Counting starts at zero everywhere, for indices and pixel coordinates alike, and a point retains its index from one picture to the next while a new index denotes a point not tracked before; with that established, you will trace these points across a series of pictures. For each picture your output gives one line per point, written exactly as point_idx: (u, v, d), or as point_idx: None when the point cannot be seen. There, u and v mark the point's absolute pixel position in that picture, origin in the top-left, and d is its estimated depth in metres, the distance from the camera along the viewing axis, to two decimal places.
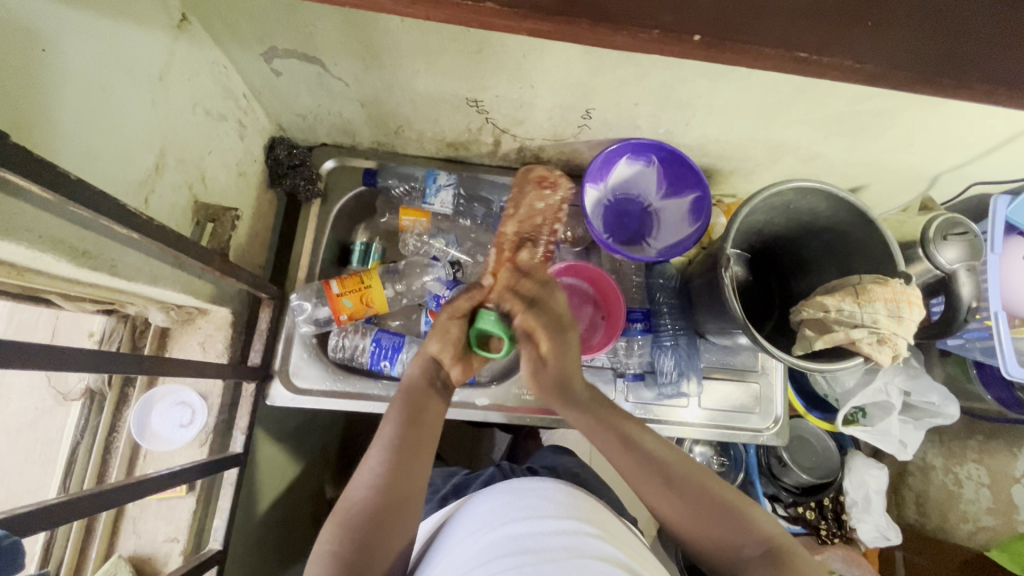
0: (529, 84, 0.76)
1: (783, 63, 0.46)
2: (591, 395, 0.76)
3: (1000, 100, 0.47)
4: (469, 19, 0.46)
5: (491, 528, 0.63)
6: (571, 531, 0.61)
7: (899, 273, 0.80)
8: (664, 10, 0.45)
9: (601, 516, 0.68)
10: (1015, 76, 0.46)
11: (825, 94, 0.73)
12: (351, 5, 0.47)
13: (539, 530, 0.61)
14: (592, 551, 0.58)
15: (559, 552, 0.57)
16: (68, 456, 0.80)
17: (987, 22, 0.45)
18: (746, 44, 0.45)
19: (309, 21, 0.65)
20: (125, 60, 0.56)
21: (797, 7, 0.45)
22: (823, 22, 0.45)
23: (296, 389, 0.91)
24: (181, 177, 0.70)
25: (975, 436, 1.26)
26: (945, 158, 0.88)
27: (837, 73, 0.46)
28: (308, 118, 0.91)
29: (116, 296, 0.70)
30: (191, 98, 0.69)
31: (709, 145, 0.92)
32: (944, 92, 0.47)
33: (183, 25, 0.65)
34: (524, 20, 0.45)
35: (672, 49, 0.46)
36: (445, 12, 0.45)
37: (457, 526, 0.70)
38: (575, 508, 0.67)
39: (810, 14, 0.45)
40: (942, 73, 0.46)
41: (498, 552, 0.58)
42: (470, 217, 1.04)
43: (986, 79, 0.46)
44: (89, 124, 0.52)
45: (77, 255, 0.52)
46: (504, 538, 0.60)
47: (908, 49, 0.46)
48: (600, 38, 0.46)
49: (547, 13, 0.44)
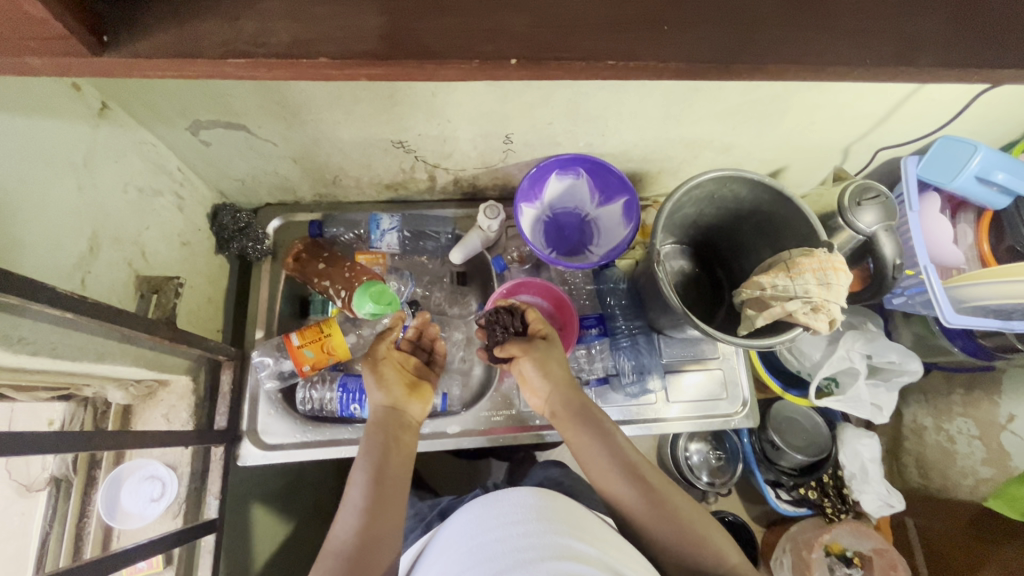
0: (446, 119, 0.81)
1: (596, 73, 0.48)
2: (579, 397, 0.81)
3: (828, 75, 0.50)
4: (307, 74, 0.47)
5: (462, 546, 0.59)
6: (542, 533, 0.57)
7: (822, 243, 0.84)
8: (481, 42, 0.47)
9: (577, 513, 0.63)
10: (839, 50, 0.50)
11: (718, 90, 0.78)
12: (195, 73, 0.47)
13: (510, 535, 0.57)
14: (562, 551, 0.54)
15: (530, 557, 0.53)
16: (38, 549, 0.79)
17: (775, 14, 0.50)
18: (559, 61, 0.47)
19: (224, 92, 0.70)
20: (44, 152, 0.59)
21: (601, 26, 0.48)
22: (625, 36, 0.48)
23: (267, 445, 0.91)
24: (119, 255, 0.72)
25: (956, 389, 1.28)
26: (849, 131, 0.93)
27: (656, 74, 0.49)
28: (246, 181, 0.95)
29: (70, 379, 0.72)
30: (120, 179, 0.72)
31: (632, 151, 0.96)
32: (747, 75, 0.50)
33: (104, 112, 0.69)
34: (356, 69, 0.47)
35: (498, 74, 0.48)
36: (286, 70, 0.47)
37: (433, 550, 0.65)
38: (548, 508, 0.62)
39: (616, 29, 0.48)
40: (743, 58, 0.49)
41: (467, 565, 0.55)
42: (422, 253, 1.09)
43: (787, 58, 0.49)
44: (14, 214, 0.55)
45: (12, 343, 0.54)
46: (475, 552, 0.56)
47: (700, 44, 0.49)
48: (434, 75, 0.48)
49: (374, 59, 0.46)
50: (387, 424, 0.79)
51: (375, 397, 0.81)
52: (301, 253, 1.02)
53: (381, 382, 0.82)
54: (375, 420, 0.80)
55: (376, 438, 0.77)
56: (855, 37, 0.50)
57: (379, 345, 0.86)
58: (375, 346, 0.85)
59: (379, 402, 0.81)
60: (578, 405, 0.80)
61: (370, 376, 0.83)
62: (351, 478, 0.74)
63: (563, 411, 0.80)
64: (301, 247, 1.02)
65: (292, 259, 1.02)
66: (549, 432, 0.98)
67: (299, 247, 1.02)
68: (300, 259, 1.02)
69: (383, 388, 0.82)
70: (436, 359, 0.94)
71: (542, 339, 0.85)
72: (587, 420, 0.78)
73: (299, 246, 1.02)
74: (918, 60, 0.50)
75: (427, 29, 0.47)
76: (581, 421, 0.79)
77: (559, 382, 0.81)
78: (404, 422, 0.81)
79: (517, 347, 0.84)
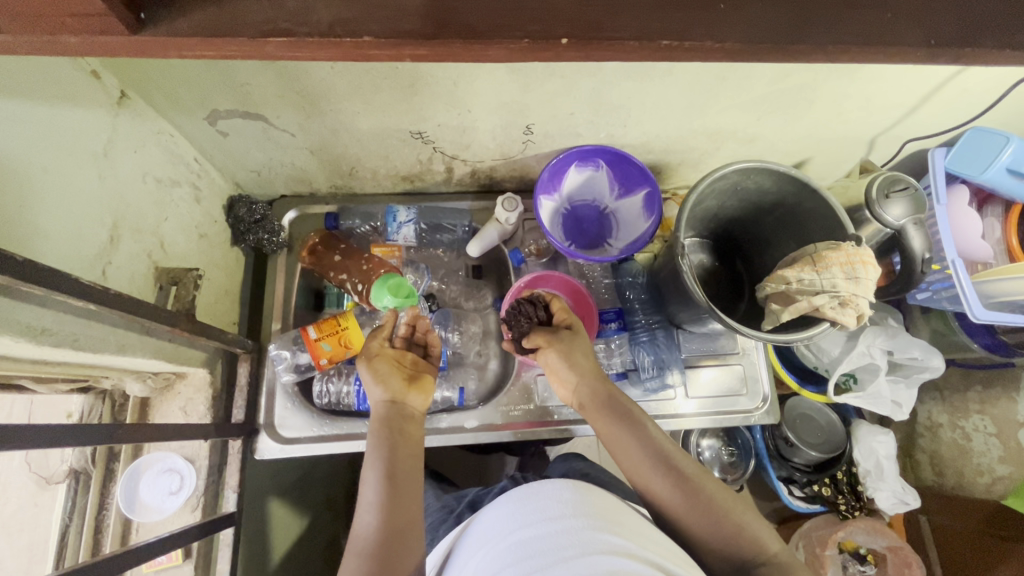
0: (467, 109, 0.80)
1: (647, 53, 0.47)
2: (608, 388, 0.80)
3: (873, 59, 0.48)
4: (356, 57, 0.47)
5: (500, 541, 0.58)
6: (580, 527, 0.56)
7: (850, 236, 0.83)
8: (529, 21, 0.46)
9: (614, 507, 0.62)
10: (889, 33, 0.48)
11: (745, 79, 0.76)
12: (223, 57, 0.46)
13: (548, 532, 0.56)
14: (603, 547, 0.53)
15: (569, 551, 0.53)
16: (59, 540, 0.80)
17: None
18: (608, 40, 0.46)
19: (244, 80, 0.69)
20: (66, 140, 0.58)
21: (649, 5, 0.47)
22: (680, 12, 0.47)
23: (284, 439, 0.90)
24: (139, 246, 0.71)
25: (972, 386, 1.25)
26: (877, 122, 0.91)
27: (708, 55, 0.47)
28: (263, 172, 0.94)
29: (90, 371, 0.71)
30: (139, 169, 0.71)
31: (652, 143, 0.95)
32: (799, 58, 0.48)
33: (122, 101, 0.68)
34: (401, 48, 0.45)
35: (542, 55, 0.46)
36: (331, 52, 0.46)
37: (469, 545, 0.64)
38: (586, 503, 0.61)
39: (663, 10, 0.47)
40: (797, 41, 0.47)
41: (506, 561, 0.55)
42: (439, 246, 1.08)
43: (838, 41, 0.48)
44: (37, 204, 0.54)
45: (35, 334, 0.53)
46: (513, 547, 0.56)
47: (754, 25, 0.47)
48: (477, 56, 0.46)
49: (419, 39, 0.45)
50: (392, 418, 0.78)
51: (377, 392, 0.80)
52: (316, 246, 1.01)
53: (380, 377, 0.81)
54: (379, 415, 0.78)
55: (382, 433, 0.76)
56: (901, 21, 0.49)
57: (370, 343, 0.85)
58: (367, 343, 0.84)
59: (381, 396, 0.80)
60: (605, 395, 0.79)
61: (367, 372, 0.82)
62: (365, 472, 0.73)
63: (591, 402, 0.80)
64: (315, 240, 1.01)
65: (306, 252, 1.01)
66: (570, 426, 0.97)
67: (314, 240, 1.01)
68: (315, 253, 1.01)
69: (382, 382, 0.80)
70: (432, 353, 0.90)
71: (567, 328, 0.85)
72: (615, 411, 0.78)
73: (314, 239, 1.01)
74: (970, 43, 0.48)
75: (469, 7, 0.46)
76: (607, 413, 0.78)
77: (585, 372, 0.81)
78: (407, 414, 0.80)
79: (543, 336, 0.84)
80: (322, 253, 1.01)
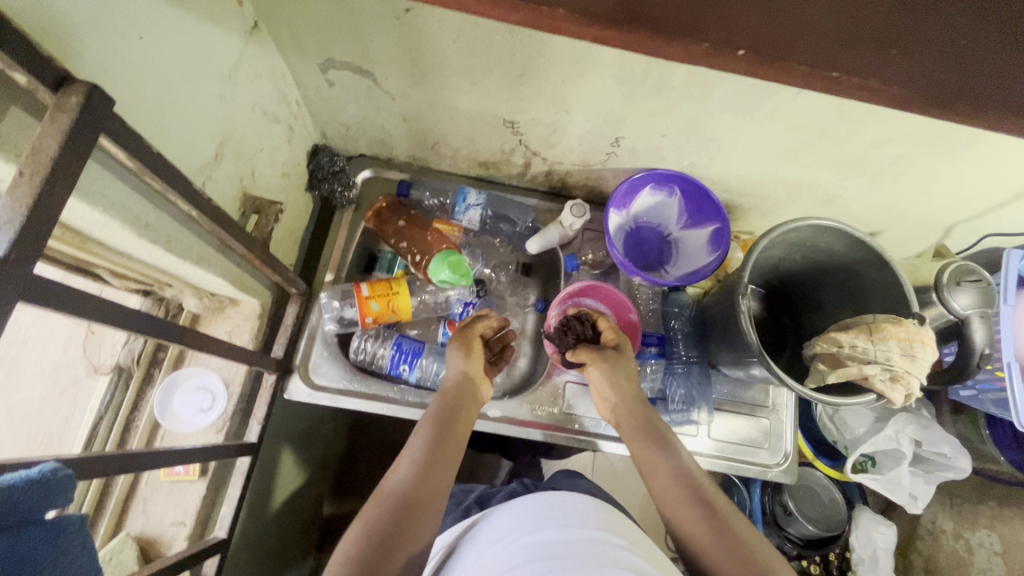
0: (565, 109, 0.81)
1: (820, 84, 0.46)
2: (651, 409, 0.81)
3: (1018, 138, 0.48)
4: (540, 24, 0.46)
5: (522, 534, 0.59)
6: (601, 542, 0.56)
7: (913, 314, 0.81)
8: (714, 26, 0.46)
9: (632, 531, 0.62)
10: None
11: (844, 137, 0.77)
12: None
13: (571, 539, 0.56)
14: (624, 564, 0.53)
15: (590, 560, 0.52)
16: (90, 429, 0.82)
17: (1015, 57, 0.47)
18: (785, 63, 0.45)
19: (368, 37, 0.72)
20: (203, 58, 0.62)
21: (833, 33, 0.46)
22: (860, 49, 0.45)
23: (313, 385, 0.92)
24: (235, 170, 0.74)
25: (987, 500, 1.23)
26: (959, 210, 0.90)
27: (870, 94, 0.46)
28: (352, 129, 0.97)
29: (162, 276, 0.74)
30: (252, 99, 0.75)
31: (730, 181, 0.96)
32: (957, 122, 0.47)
33: (254, 31, 0.71)
34: (589, 28, 0.45)
35: (716, 63, 0.46)
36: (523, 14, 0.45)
37: (485, 537, 0.64)
38: (607, 520, 0.61)
39: (851, 36, 0.45)
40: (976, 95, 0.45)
41: (526, 558, 0.54)
42: (496, 235, 1.10)
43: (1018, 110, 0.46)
44: (167, 109, 0.57)
45: (140, 226, 0.56)
46: (534, 545, 0.56)
47: (930, 77, 0.45)
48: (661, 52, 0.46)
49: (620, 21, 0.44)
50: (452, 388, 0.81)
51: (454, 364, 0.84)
52: (382, 210, 1.04)
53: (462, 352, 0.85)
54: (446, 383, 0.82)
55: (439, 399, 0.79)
56: None
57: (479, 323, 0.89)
58: (476, 323, 0.89)
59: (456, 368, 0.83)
60: (643, 418, 0.80)
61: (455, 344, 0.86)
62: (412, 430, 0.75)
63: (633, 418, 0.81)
64: (379, 204, 1.04)
65: (370, 214, 1.04)
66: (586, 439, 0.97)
67: (380, 202, 1.04)
68: (379, 217, 1.04)
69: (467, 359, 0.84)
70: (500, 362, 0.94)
71: (614, 348, 0.84)
72: (654, 430, 0.79)
73: (380, 202, 1.04)
74: None
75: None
76: (647, 430, 0.79)
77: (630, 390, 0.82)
78: (473, 396, 0.82)
79: (588, 352, 0.84)
80: (388, 218, 1.04)
